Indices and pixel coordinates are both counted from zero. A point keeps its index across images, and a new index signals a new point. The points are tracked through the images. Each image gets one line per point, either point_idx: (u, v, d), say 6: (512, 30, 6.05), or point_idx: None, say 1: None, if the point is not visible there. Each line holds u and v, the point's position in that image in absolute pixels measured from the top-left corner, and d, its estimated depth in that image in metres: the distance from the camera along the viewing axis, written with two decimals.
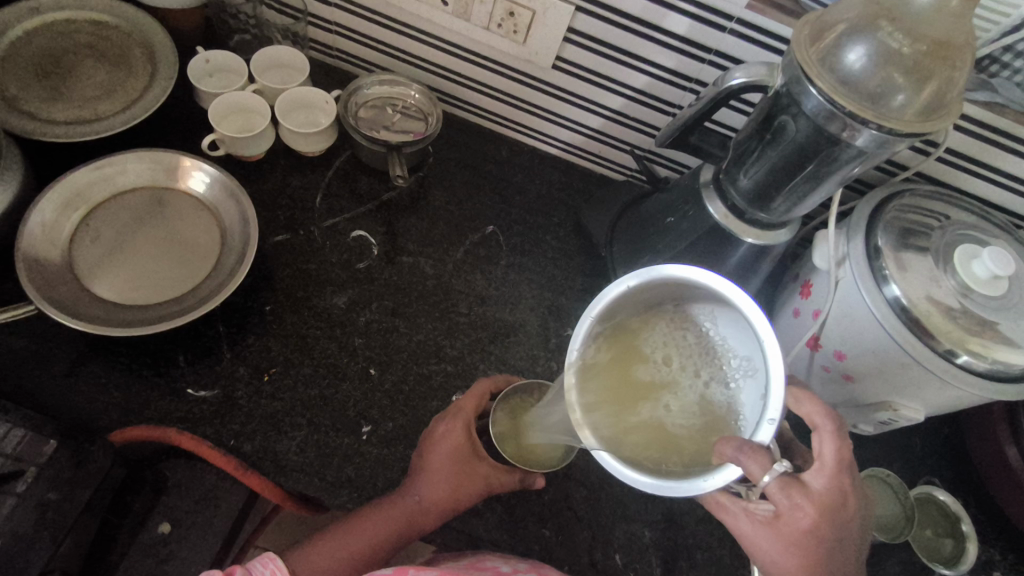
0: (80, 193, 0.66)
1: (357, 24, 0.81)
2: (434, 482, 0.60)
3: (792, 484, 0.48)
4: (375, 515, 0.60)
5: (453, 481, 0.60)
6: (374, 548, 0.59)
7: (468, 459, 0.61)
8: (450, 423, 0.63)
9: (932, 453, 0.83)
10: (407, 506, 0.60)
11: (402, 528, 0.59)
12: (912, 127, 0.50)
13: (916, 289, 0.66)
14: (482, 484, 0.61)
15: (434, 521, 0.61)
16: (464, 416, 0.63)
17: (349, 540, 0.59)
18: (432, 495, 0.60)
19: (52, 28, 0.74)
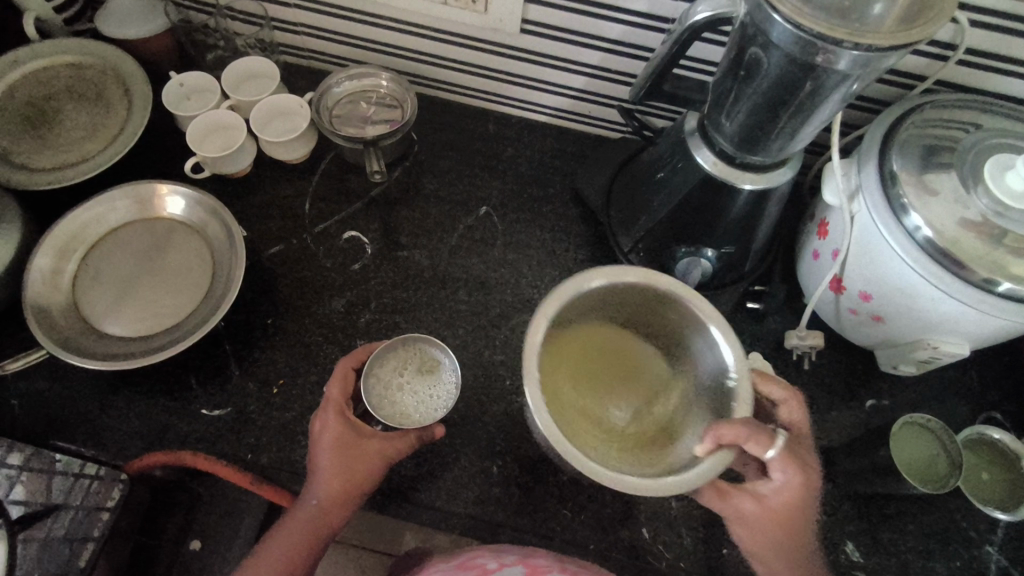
0: (76, 235, 0.69)
1: (320, 21, 0.80)
2: (324, 483, 0.58)
3: (796, 461, 0.53)
4: (282, 528, 0.59)
5: (342, 474, 0.58)
6: (284, 564, 0.57)
7: (348, 445, 0.58)
8: (323, 420, 0.59)
9: (990, 386, 0.75)
10: (306, 512, 0.58)
11: (308, 535, 0.58)
12: (893, 40, 0.43)
13: (941, 215, 0.59)
14: (377, 457, 0.59)
15: (338, 520, 0.58)
16: (334, 407, 0.59)
17: (259, 565, 0.58)
18: (326, 495, 0.58)
19: (32, 78, 0.76)
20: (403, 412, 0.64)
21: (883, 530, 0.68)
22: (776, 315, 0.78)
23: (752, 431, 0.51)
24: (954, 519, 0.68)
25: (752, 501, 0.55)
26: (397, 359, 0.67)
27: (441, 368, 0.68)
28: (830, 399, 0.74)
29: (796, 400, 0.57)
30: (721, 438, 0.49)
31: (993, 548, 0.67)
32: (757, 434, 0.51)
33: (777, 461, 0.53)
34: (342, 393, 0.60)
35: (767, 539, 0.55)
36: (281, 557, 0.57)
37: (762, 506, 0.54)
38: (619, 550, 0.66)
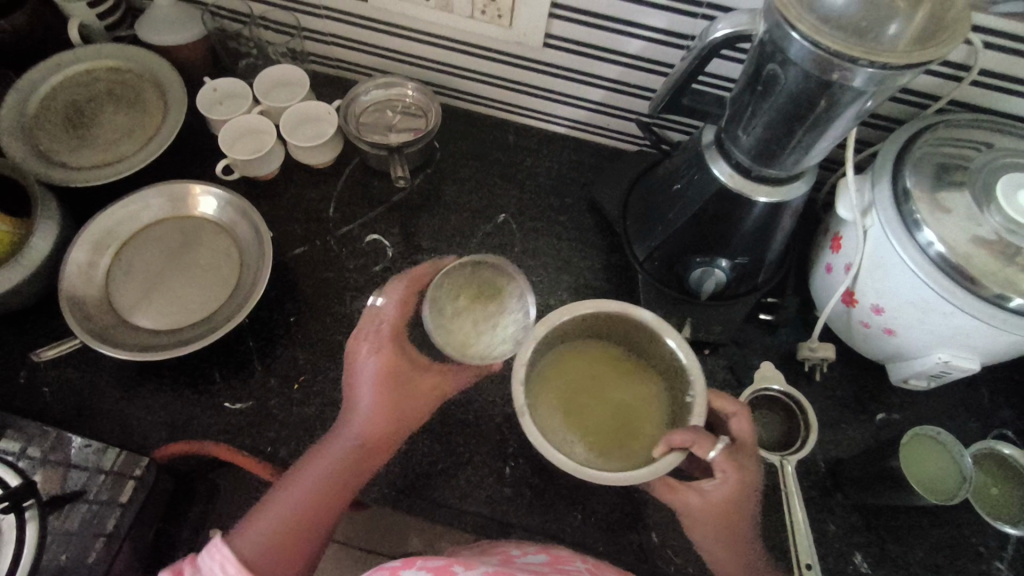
0: (111, 231, 0.71)
1: (350, 32, 0.83)
2: (372, 412, 0.65)
3: (735, 463, 0.58)
4: (317, 459, 0.62)
5: (387, 410, 0.66)
6: (320, 495, 0.60)
7: (393, 367, 0.68)
8: (375, 346, 0.68)
9: (1001, 403, 0.76)
10: (344, 446, 0.63)
11: (348, 465, 0.62)
12: (908, 58, 0.45)
13: (953, 232, 0.61)
14: (425, 390, 0.69)
15: (374, 458, 0.64)
16: (392, 329, 0.69)
17: (290, 496, 0.59)
18: (367, 429, 0.64)
19: (74, 80, 0.79)
20: (467, 343, 0.67)
21: (891, 542, 0.68)
22: (788, 327, 0.79)
23: (699, 436, 0.56)
24: (963, 534, 0.68)
25: (696, 495, 0.60)
26: (463, 284, 0.70)
27: (506, 296, 0.69)
28: (840, 411, 0.75)
29: (746, 414, 0.60)
30: (672, 443, 0.55)
31: (1002, 564, 0.67)
32: (702, 439, 0.56)
33: (719, 461, 0.58)
34: (400, 314, 0.70)
35: (711, 531, 0.60)
36: (318, 486, 0.60)
37: (705, 499, 0.60)
38: (628, 553, 0.67)
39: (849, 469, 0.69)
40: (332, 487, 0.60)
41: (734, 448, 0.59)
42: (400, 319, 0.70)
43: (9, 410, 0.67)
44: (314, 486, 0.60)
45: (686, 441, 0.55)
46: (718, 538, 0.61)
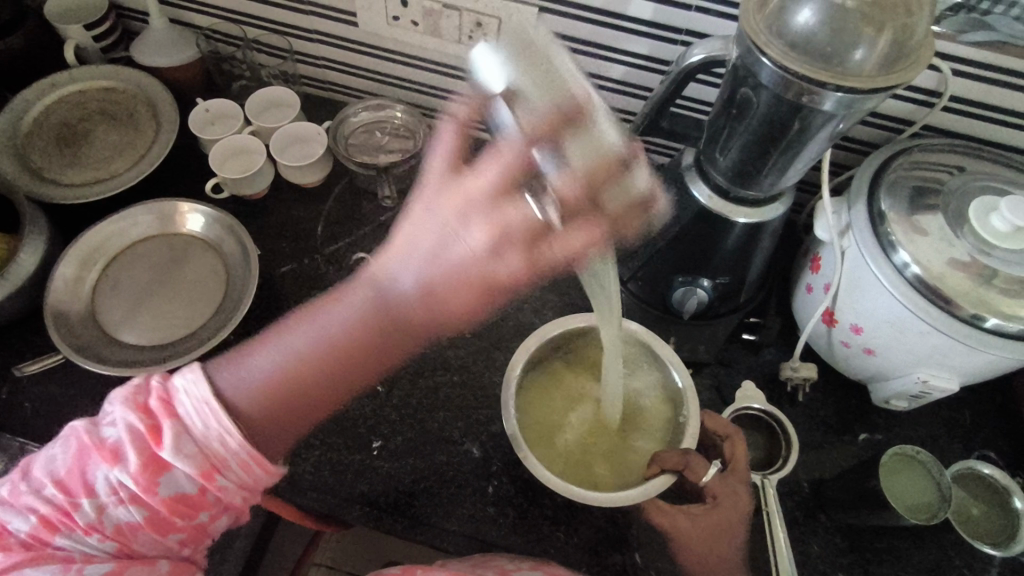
0: (99, 247, 0.72)
1: (342, 56, 0.85)
2: (448, 289, 0.60)
3: (726, 489, 0.61)
4: (360, 312, 0.61)
5: (469, 294, 0.61)
6: (346, 352, 0.62)
7: (501, 230, 0.58)
8: (485, 246, 0.58)
9: (983, 425, 0.76)
10: (393, 304, 0.61)
11: (402, 320, 0.62)
12: (874, 82, 0.47)
13: (927, 252, 0.62)
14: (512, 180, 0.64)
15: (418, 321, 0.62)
16: (524, 246, 0.58)
17: (318, 347, 0.61)
18: (426, 291, 0.60)
19: (67, 99, 0.81)
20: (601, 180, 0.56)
21: (876, 564, 0.68)
22: (771, 347, 0.79)
23: (692, 458, 0.61)
24: (948, 556, 0.68)
25: (683, 518, 0.61)
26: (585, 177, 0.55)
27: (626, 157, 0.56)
28: (823, 432, 0.75)
29: (738, 436, 0.65)
30: (665, 463, 0.61)
31: None
32: (694, 461, 0.62)
33: (710, 484, 0.61)
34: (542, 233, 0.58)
35: (699, 554, 0.60)
36: (342, 346, 0.61)
37: (692, 523, 0.61)
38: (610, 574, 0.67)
39: (831, 490, 0.69)
40: (354, 339, 0.61)
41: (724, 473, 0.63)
42: (520, 191, 0.57)
43: None
44: (348, 330, 0.61)
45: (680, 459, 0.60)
46: (713, 560, 0.60)
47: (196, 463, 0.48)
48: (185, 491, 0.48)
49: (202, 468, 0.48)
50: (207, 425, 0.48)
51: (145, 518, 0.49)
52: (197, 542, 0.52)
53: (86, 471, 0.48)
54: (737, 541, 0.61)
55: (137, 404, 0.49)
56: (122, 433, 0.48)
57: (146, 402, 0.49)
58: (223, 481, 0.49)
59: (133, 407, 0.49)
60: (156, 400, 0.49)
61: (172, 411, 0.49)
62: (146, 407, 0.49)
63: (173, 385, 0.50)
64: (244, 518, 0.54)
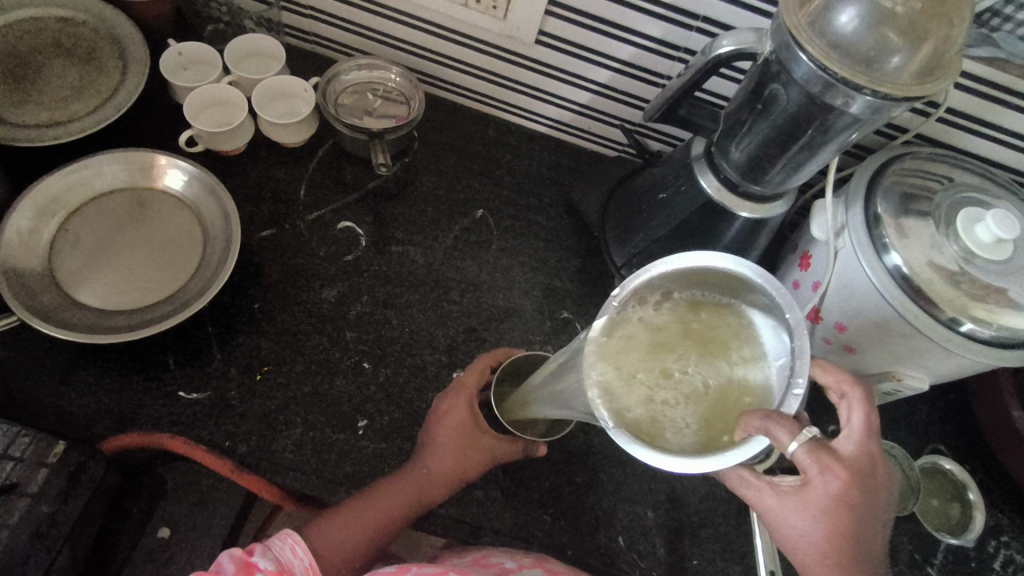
0: (57, 198, 0.65)
1: (332, 7, 0.79)
2: (443, 455, 0.61)
3: (828, 462, 0.47)
4: (386, 489, 0.59)
5: (456, 451, 0.61)
6: (391, 519, 0.58)
7: (463, 423, 0.62)
8: (453, 400, 0.63)
9: (939, 421, 0.81)
10: (417, 479, 0.60)
11: (443, 490, 0.61)
12: (907, 91, 0.47)
13: (917, 256, 0.65)
14: (485, 457, 0.62)
15: (443, 494, 0.61)
16: (468, 416, 0.62)
17: (361, 514, 0.58)
18: (440, 466, 0.61)
19: (16, 27, 0.71)
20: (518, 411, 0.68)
21: None
22: None
23: (774, 419, 0.41)
24: (903, 543, 0.72)
25: (773, 496, 0.51)
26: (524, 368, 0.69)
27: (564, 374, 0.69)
28: None
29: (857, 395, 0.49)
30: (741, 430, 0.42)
31: (934, 570, 0.72)
32: (783, 420, 0.42)
33: (805, 459, 0.47)
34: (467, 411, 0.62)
35: (808, 539, 0.49)
36: (392, 508, 0.58)
37: (790, 505, 0.50)
38: (594, 557, 0.67)
39: None
40: (401, 498, 0.59)
41: (825, 443, 0.48)
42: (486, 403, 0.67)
43: None
44: (387, 503, 0.59)
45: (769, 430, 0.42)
46: (824, 544, 0.48)
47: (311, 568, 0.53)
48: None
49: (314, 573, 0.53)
50: (297, 568, 0.53)
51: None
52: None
53: None
54: (856, 527, 0.48)
55: (238, 556, 0.51)
56: (236, 567, 0.50)
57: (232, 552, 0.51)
58: None
59: (236, 560, 0.50)
60: (253, 551, 0.52)
61: (273, 556, 0.52)
62: (240, 550, 0.51)
63: (270, 543, 0.53)
64: None
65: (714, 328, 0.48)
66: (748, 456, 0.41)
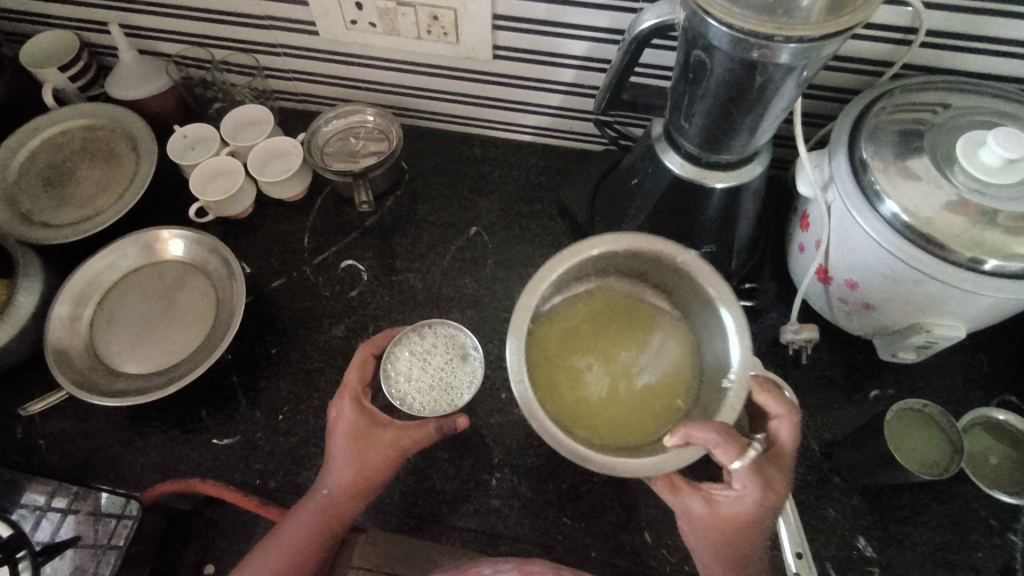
0: (92, 283, 0.74)
1: (308, 65, 0.85)
2: (337, 469, 0.59)
3: (756, 481, 0.53)
4: (295, 520, 0.59)
5: (358, 462, 0.59)
6: (301, 553, 0.57)
7: (356, 431, 0.60)
8: (340, 407, 0.61)
9: (1002, 369, 0.74)
10: (320, 500, 0.59)
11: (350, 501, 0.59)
12: (822, 29, 0.45)
13: (916, 199, 0.59)
14: (391, 448, 0.60)
15: (352, 507, 0.60)
16: (351, 393, 0.61)
17: (274, 554, 0.58)
18: (340, 480, 0.59)
19: (50, 142, 0.83)
20: (444, 390, 0.68)
21: (895, 524, 0.67)
22: (771, 312, 0.78)
23: (723, 439, 0.51)
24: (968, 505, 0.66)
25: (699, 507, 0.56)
26: (414, 348, 0.69)
27: (464, 347, 0.70)
28: (832, 392, 0.74)
29: (789, 419, 0.56)
30: (691, 437, 0.51)
31: (1015, 536, 0.65)
32: (725, 442, 0.52)
33: (740, 473, 0.53)
34: (354, 410, 0.61)
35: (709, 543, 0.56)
36: (298, 541, 0.58)
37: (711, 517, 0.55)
38: (622, 555, 0.66)
39: (845, 452, 0.68)
40: (306, 538, 0.58)
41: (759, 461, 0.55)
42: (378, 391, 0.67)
43: (9, 466, 0.70)
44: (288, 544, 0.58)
45: (711, 441, 0.51)
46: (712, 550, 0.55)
47: None
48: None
49: None
50: None
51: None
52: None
53: None
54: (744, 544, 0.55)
55: None
56: None
57: None
58: None
59: None
60: None
61: None
62: None
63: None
64: None
65: (625, 331, 0.63)
66: (687, 458, 0.52)
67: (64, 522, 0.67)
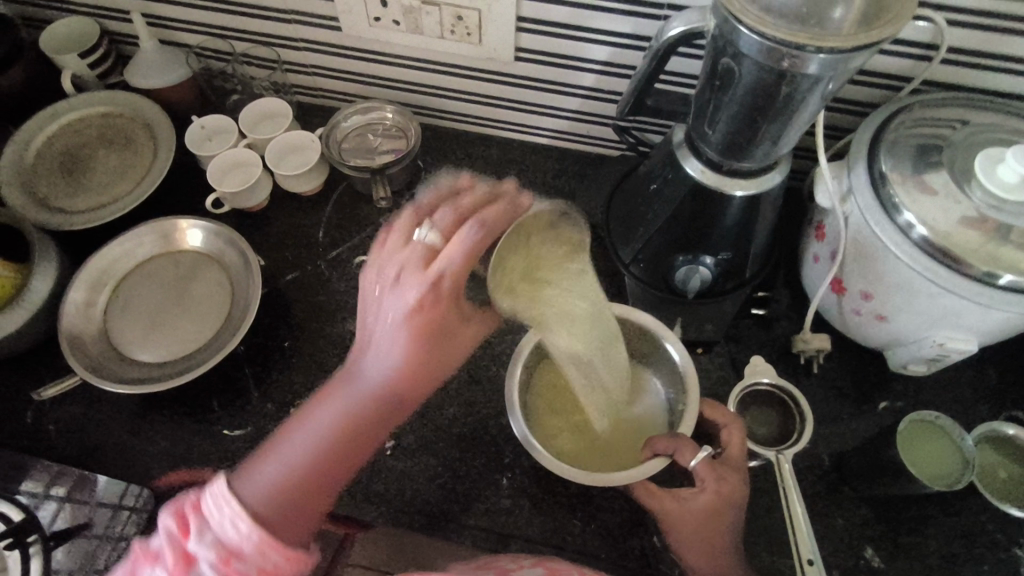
0: (108, 270, 0.74)
1: (328, 61, 0.85)
2: (394, 345, 0.49)
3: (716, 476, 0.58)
4: (334, 390, 0.50)
5: (418, 360, 0.49)
6: (348, 439, 0.49)
7: (421, 303, 0.48)
8: (396, 252, 0.50)
9: (1010, 385, 0.75)
10: (370, 374, 0.50)
11: (377, 412, 0.49)
12: (854, 40, 0.45)
13: (934, 213, 0.59)
14: (462, 342, 0.51)
15: (402, 395, 0.50)
16: (420, 253, 0.49)
17: (312, 438, 0.49)
18: (397, 364, 0.49)
19: (67, 128, 0.82)
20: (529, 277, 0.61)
21: (903, 535, 0.67)
22: (782, 321, 0.78)
23: (680, 441, 0.60)
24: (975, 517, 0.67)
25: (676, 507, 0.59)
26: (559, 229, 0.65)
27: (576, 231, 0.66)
28: (842, 402, 0.74)
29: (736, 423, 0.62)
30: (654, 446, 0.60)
31: (1021, 550, 0.66)
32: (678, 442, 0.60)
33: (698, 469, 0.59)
34: (417, 261, 0.49)
35: (688, 542, 0.58)
36: (342, 425, 0.49)
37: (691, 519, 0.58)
38: (632, 558, 0.66)
39: (853, 462, 0.68)
40: (353, 428, 0.49)
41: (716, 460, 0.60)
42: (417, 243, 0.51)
43: (18, 449, 0.69)
44: (325, 434, 0.49)
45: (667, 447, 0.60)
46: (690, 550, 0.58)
47: (217, 550, 0.41)
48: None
49: (223, 557, 0.41)
50: (230, 535, 0.42)
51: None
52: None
53: None
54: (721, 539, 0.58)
55: (174, 532, 0.42)
56: (163, 541, 0.42)
57: (179, 505, 0.43)
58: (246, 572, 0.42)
59: (169, 535, 0.42)
60: (190, 531, 0.42)
61: (209, 532, 0.42)
62: (181, 510, 0.43)
63: (201, 491, 0.44)
64: None
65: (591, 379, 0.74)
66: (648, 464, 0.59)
67: (62, 511, 0.66)
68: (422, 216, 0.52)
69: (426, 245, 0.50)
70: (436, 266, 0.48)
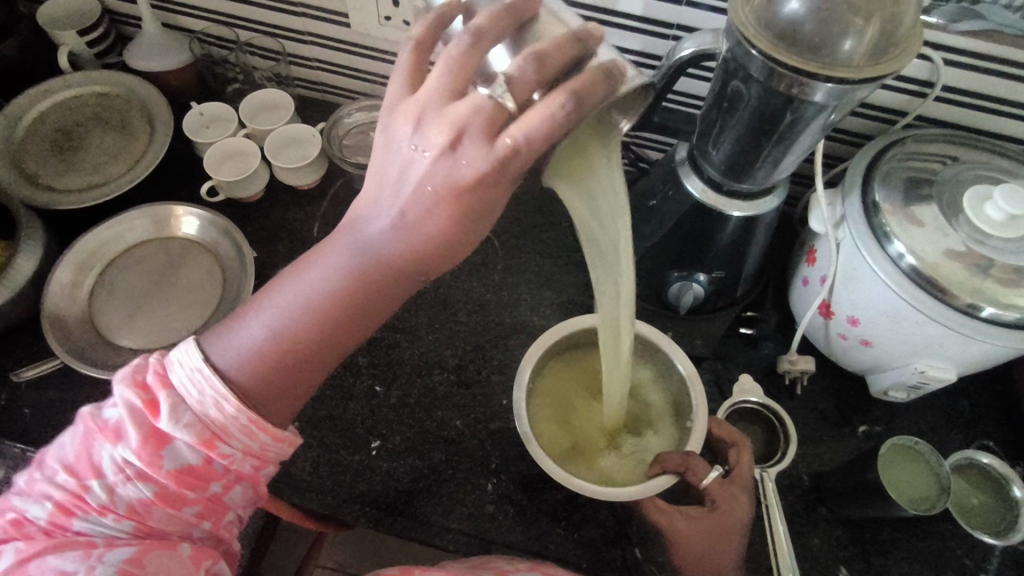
0: (96, 252, 0.73)
1: (334, 57, 0.85)
2: (415, 217, 0.44)
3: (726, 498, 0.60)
4: (338, 256, 0.47)
5: (440, 235, 0.44)
6: (350, 316, 0.47)
7: (452, 182, 0.42)
8: (441, 94, 0.43)
9: (983, 415, 0.77)
10: (378, 246, 0.46)
11: (393, 275, 0.46)
12: (862, 73, 0.47)
13: (924, 244, 0.61)
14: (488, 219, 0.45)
15: (411, 276, 0.46)
16: (479, 110, 0.41)
17: (311, 310, 0.47)
18: (411, 246, 0.45)
19: (61, 105, 0.81)
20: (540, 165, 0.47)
21: (876, 556, 0.68)
22: (769, 341, 0.79)
23: (693, 459, 0.60)
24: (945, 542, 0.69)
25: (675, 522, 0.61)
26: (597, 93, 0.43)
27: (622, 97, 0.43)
28: (822, 424, 0.76)
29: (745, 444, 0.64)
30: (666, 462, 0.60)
31: None
32: (693, 461, 0.60)
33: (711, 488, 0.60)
34: (473, 115, 0.41)
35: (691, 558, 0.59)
36: (343, 300, 0.47)
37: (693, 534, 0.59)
38: (612, 570, 0.66)
39: (832, 483, 0.70)
40: (355, 305, 0.47)
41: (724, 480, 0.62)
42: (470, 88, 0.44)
43: None
44: (329, 305, 0.47)
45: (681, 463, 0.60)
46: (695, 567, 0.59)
47: (196, 432, 0.44)
48: (190, 461, 0.45)
49: (202, 437, 0.44)
50: (207, 408, 0.44)
51: (156, 494, 0.45)
52: (214, 519, 0.48)
53: (93, 454, 0.45)
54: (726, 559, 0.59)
55: (138, 408, 0.44)
56: (123, 413, 0.45)
57: (143, 379, 0.45)
58: (227, 449, 0.45)
59: (128, 407, 0.44)
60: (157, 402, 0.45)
61: (177, 403, 0.44)
62: (143, 383, 0.45)
63: (169, 358, 0.46)
64: (263, 490, 0.50)
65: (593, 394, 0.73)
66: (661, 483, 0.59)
67: None
68: (481, 53, 0.43)
69: (469, 44, 0.42)
70: (506, 133, 0.40)
